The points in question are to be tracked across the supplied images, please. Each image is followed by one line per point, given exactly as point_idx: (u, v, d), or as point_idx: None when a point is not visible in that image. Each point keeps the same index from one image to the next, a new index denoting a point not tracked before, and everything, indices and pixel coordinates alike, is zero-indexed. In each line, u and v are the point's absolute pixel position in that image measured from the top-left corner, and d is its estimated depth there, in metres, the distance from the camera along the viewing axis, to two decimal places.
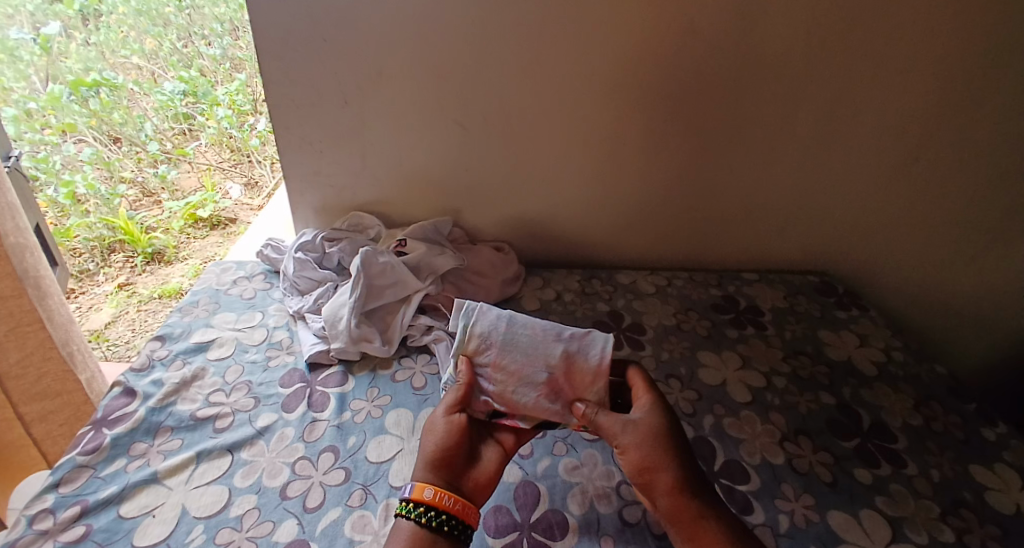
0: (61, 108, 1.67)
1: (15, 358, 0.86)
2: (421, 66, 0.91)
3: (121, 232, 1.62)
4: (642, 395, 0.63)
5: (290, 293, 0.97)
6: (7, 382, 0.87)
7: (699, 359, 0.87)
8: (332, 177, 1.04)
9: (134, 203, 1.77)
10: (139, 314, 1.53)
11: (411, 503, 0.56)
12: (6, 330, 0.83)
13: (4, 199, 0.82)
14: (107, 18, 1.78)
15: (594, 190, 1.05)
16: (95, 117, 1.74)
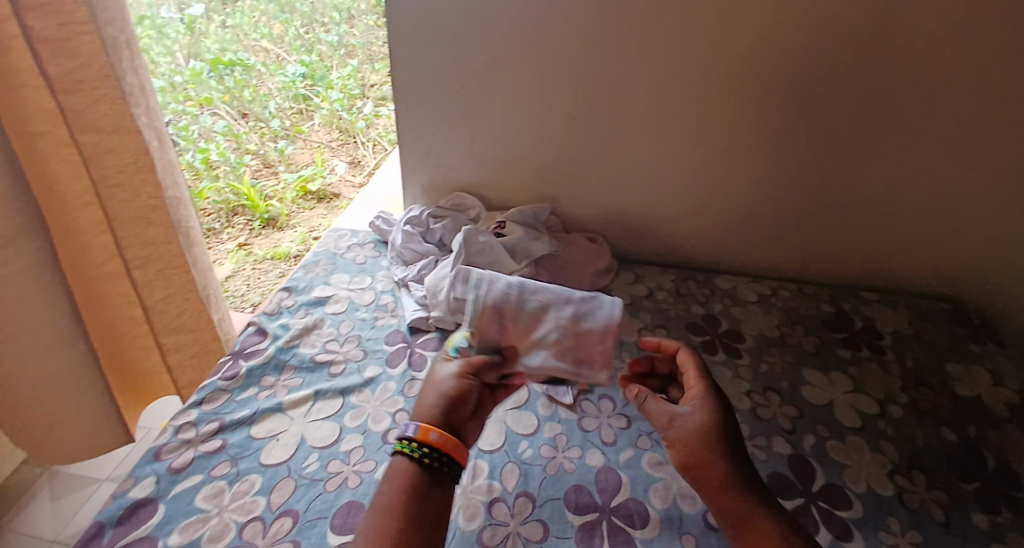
0: (200, 83, 1.91)
1: (161, 296, 0.98)
2: (535, 53, 0.93)
3: (244, 198, 1.80)
4: (693, 386, 0.62)
5: (396, 262, 1.04)
6: (153, 315, 0.99)
7: (803, 376, 0.83)
8: (442, 157, 1.10)
9: (256, 172, 1.94)
10: (254, 271, 1.70)
11: (414, 442, 0.56)
12: (155, 272, 0.96)
13: (166, 157, 0.94)
14: (241, 5, 2.06)
15: (698, 187, 1.02)
16: (229, 93, 1.96)
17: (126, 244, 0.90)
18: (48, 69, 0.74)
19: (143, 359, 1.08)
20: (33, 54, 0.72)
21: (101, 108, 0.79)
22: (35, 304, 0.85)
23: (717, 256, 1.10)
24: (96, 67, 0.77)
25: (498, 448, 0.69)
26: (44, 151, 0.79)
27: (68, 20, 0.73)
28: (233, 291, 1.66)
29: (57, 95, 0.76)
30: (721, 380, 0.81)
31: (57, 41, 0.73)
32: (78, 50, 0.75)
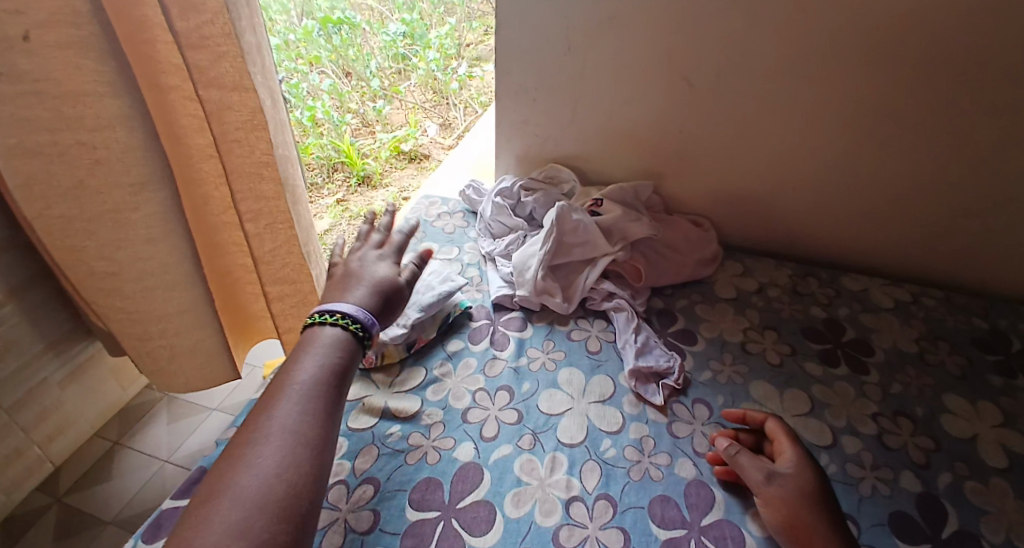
0: (311, 42, 1.92)
1: (269, 247, 1.04)
2: (659, 8, 0.83)
3: (344, 155, 1.85)
4: (787, 447, 0.60)
5: (483, 235, 1.02)
6: (261, 265, 1.05)
7: (942, 402, 0.70)
8: (541, 126, 1.04)
9: (355, 131, 2.01)
10: (349, 226, 1.77)
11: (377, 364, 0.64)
12: (265, 225, 1.00)
13: (278, 116, 0.97)
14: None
15: (831, 169, 0.89)
16: (335, 52, 1.97)
17: (240, 197, 0.95)
18: (177, 25, 0.76)
19: (252, 303, 1.16)
20: (164, 10, 0.75)
21: (222, 64, 0.82)
22: (162, 247, 0.92)
23: (845, 247, 0.97)
24: (219, 24, 0.79)
25: (579, 443, 0.65)
26: (174, 105, 0.85)
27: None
28: (330, 243, 1.72)
29: (185, 50, 0.78)
30: (841, 396, 0.71)
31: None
32: (204, 7, 0.77)
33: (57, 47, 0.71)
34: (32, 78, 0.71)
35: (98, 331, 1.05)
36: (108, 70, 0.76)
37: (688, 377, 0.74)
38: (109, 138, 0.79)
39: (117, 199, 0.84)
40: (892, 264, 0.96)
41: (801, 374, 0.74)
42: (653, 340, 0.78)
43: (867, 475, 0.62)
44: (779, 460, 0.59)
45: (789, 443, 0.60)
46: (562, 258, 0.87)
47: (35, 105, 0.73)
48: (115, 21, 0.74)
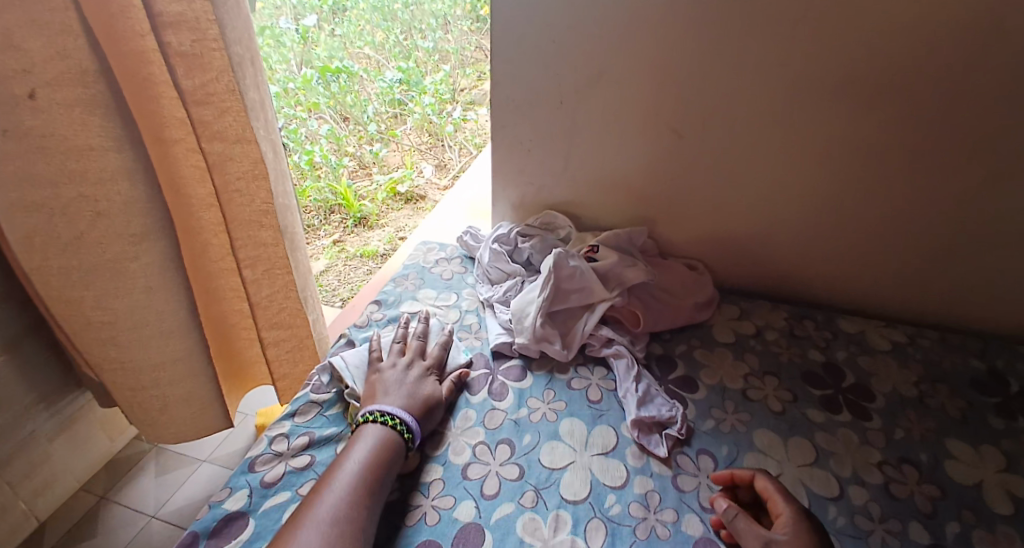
0: (310, 89, 2.00)
1: (266, 292, 1.03)
2: (650, 61, 0.87)
3: (341, 197, 1.88)
4: (780, 509, 0.58)
5: (482, 281, 1.02)
6: (258, 310, 1.04)
7: (947, 448, 0.70)
8: (534, 175, 1.07)
9: (352, 173, 2.04)
10: (345, 267, 1.77)
11: (383, 413, 0.67)
12: (263, 271, 1.01)
13: (278, 166, 0.99)
14: (350, 13, 2.14)
15: (820, 211, 0.91)
16: (333, 99, 2.04)
17: (240, 244, 0.95)
18: (182, 83, 0.78)
19: (246, 349, 1.15)
20: (170, 69, 0.77)
21: (226, 119, 0.84)
22: (158, 296, 0.92)
23: (840, 286, 0.97)
24: (224, 82, 0.82)
25: (583, 499, 0.64)
26: (177, 156, 0.85)
27: (201, 36, 0.77)
28: (326, 284, 1.72)
29: (190, 106, 0.80)
30: (845, 444, 0.70)
31: (191, 56, 0.78)
32: (210, 66, 0.80)
33: (64, 105, 0.73)
34: (37, 134, 0.72)
35: (91, 382, 1.03)
36: (113, 127, 0.77)
37: (691, 426, 0.73)
38: (111, 191, 0.80)
39: (117, 249, 0.84)
40: (886, 303, 0.96)
41: (804, 421, 0.73)
42: (654, 389, 0.78)
43: (876, 527, 0.60)
44: (775, 526, 0.57)
45: (789, 506, 0.58)
46: (563, 302, 0.87)
47: (40, 161, 0.74)
48: (121, 80, 0.76)
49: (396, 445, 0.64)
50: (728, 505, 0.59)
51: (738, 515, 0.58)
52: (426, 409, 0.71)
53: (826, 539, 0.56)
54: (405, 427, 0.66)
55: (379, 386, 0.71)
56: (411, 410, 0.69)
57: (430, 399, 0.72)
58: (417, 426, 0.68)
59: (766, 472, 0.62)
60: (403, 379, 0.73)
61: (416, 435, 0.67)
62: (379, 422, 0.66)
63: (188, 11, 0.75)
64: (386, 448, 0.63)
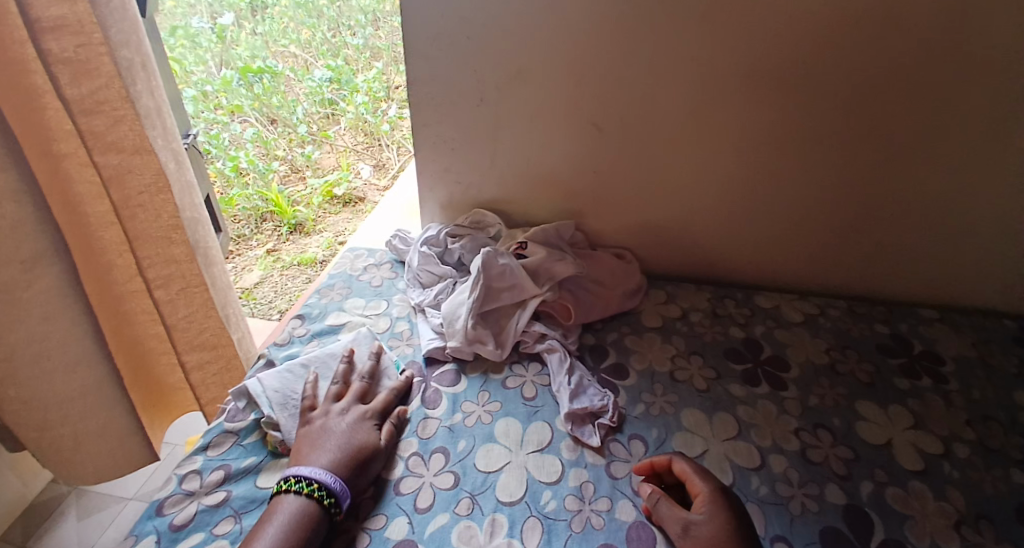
0: (231, 91, 1.88)
1: (184, 313, 0.96)
2: (569, 55, 0.87)
3: (272, 204, 1.78)
4: (697, 489, 0.60)
5: (412, 285, 0.99)
6: (176, 332, 0.97)
7: (857, 411, 0.74)
8: (461, 174, 1.05)
9: (284, 178, 1.93)
10: (281, 278, 1.67)
11: (300, 479, 0.59)
12: (178, 289, 0.94)
13: (183, 177, 0.92)
14: (272, 10, 2.00)
15: (738, 194, 0.94)
16: (257, 100, 1.91)
17: (148, 263, 0.88)
18: (67, 92, 0.71)
19: (168, 375, 1.06)
20: (51, 77, 0.70)
21: (121, 129, 0.77)
22: (59, 327, 0.83)
23: (763, 265, 1.02)
24: (116, 88, 0.75)
25: (518, 500, 0.63)
26: (68, 171, 0.77)
27: (86, 41, 0.70)
28: (260, 297, 1.62)
29: (77, 118, 0.73)
30: (765, 416, 0.73)
31: (76, 63, 0.71)
32: (98, 71, 0.73)
33: None
34: None
35: None
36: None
37: (623, 413, 0.75)
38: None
39: (10, 274, 0.75)
40: (807, 277, 1.01)
41: (727, 398, 0.76)
42: (586, 380, 0.78)
43: (795, 493, 0.63)
44: (694, 507, 0.59)
45: (705, 483, 0.60)
46: (494, 302, 0.87)
47: None
48: (5, 92, 0.68)
49: (312, 516, 0.57)
50: (649, 492, 0.61)
51: (660, 500, 0.60)
52: (358, 464, 0.63)
53: (742, 514, 0.58)
54: (325, 493, 0.58)
55: (309, 443, 0.64)
56: (335, 469, 0.61)
57: (365, 454, 0.65)
58: (343, 487, 0.60)
59: (683, 454, 0.64)
60: (340, 426, 0.66)
61: (340, 498, 0.59)
62: (296, 491, 0.58)
63: (69, 14, 0.68)
64: (299, 523, 0.56)
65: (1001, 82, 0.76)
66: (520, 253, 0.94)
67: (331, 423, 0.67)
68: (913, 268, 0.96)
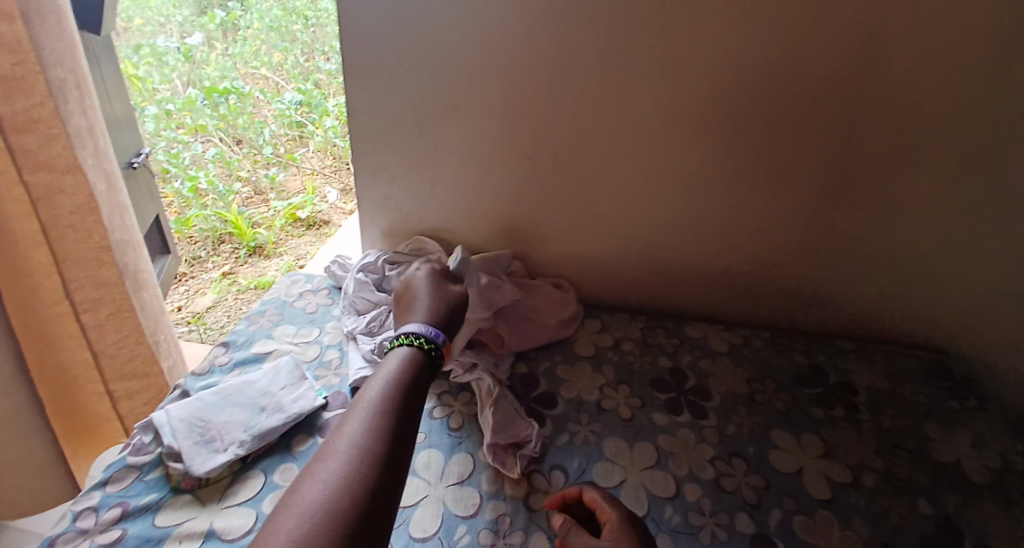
0: (195, 110, 1.83)
1: (112, 339, 0.92)
2: (512, 91, 0.89)
3: (231, 225, 1.73)
4: (606, 516, 0.60)
5: (348, 312, 0.98)
6: (103, 360, 0.92)
7: (771, 439, 0.76)
8: (402, 201, 1.05)
9: (246, 200, 1.87)
10: (236, 301, 1.62)
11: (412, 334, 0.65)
12: (109, 312, 0.90)
13: (115, 198, 0.89)
14: (245, 32, 1.89)
15: (669, 227, 0.97)
16: (223, 121, 1.88)
17: (75, 286, 0.84)
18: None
19: (96, 404, 0.97)
20: None
21: (55, 148, 0.75)
22: None
23: (699, 293, 1.04)
24: (51, 107, 0.74)
25: (432, 535, 0.62)
26: None
27: (23, 59, 0.70)
28: (212, 322, 1.57)
29: (9, 136, 0.71)
30: (684, 445, 0.74)
31: (11, 81, 0.69)
32: (33, 90, 0.72)
33: None
34: None
35: None
36: None
37: (546, 443, 0.75)
38: None
39: None
40: (745, 308, 1.04)
41: (650, 427, 0.77)
42: (513, 409, 0.78)
43: (706, 523, 0.64)
44: (603, 535, 0.58)
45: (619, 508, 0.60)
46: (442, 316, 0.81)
47: None
48: None
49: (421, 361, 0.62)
50: (561, 523, 0.60)
51: (571, 529, 0.60)
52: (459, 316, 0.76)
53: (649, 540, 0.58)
54: (432, 344, 0.64)
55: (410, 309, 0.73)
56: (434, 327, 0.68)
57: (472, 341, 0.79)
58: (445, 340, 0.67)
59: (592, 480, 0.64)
60: (429, 288, 0.77)
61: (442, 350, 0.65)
62: (408, 343, 0.64)
63: (6, 31, 0.68)
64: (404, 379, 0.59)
65: (907, 131, 0.81)
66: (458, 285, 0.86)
67: (422, 289, 0.77)
68: (838, 303, 0.99)
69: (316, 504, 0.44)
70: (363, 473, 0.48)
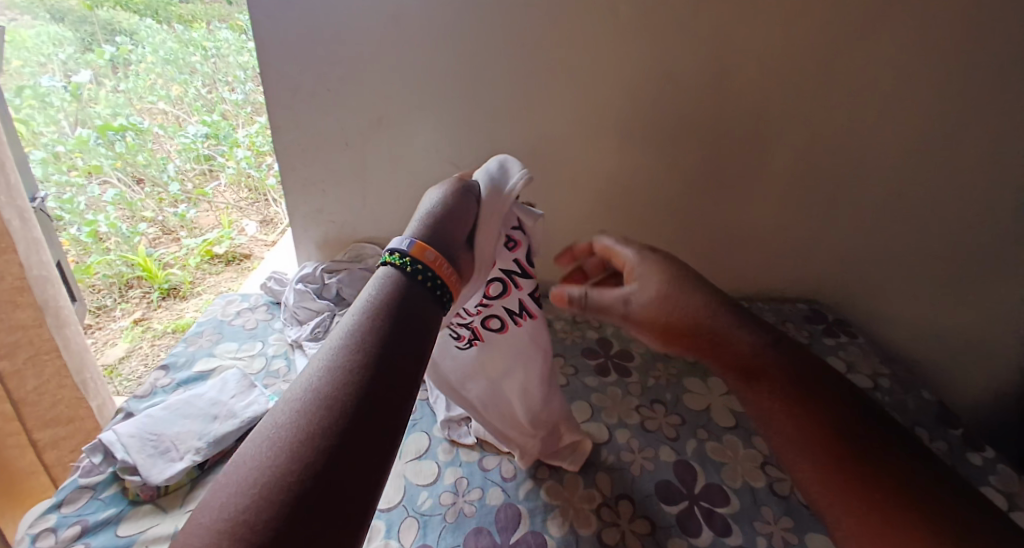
0: (88, 150, 1.43)
1: (33, 385, 0.90)
2: (433, 98, 0.95)
3: (140, 268, 1.43)
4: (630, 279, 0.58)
5: (290, 323, 1.01)
6: (24, 408, 0.90)
7: (685, 385, 0.88)
8: (334, 213, 1.10)
9: (153, 241, 1.54)
10: (152, 348, 1.35)
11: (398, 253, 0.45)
12: (25, 357, 0.88)
13: (31, 234, 0.87)
14: (137, 67, 1.49)
15: (583, 216, 1.04)
16: (121, 159, 1.49)
17: None
18: None
19: (17, 460, 0.92)
20: None
21: None
22: None
23: None
24: None
25: (395, 505, 0.67)
26: None
27: None
28: (128, 373, 1.31)
29: None
30: (613, 399, 0.85)
31: None
32: None
33: None
34: None
35: None
36: None
37: None
38: None
39: None
40: None
41: (583, 389, 0.87)
42: None
43: (636, 458, 0.74)
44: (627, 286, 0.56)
45: (653, 281, 0.55)
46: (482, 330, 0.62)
47: None
48: None
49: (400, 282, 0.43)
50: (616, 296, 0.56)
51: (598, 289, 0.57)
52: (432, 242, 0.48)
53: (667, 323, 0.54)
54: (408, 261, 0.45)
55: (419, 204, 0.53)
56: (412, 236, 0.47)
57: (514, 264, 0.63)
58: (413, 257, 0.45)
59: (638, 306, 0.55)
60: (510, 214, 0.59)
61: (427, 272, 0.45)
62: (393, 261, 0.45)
63: None
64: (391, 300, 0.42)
65: (770, 122, 0.91)
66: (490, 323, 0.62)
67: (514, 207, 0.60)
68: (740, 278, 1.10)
69: (266, 462, 0.32)
70: (335, 421, 0.34)
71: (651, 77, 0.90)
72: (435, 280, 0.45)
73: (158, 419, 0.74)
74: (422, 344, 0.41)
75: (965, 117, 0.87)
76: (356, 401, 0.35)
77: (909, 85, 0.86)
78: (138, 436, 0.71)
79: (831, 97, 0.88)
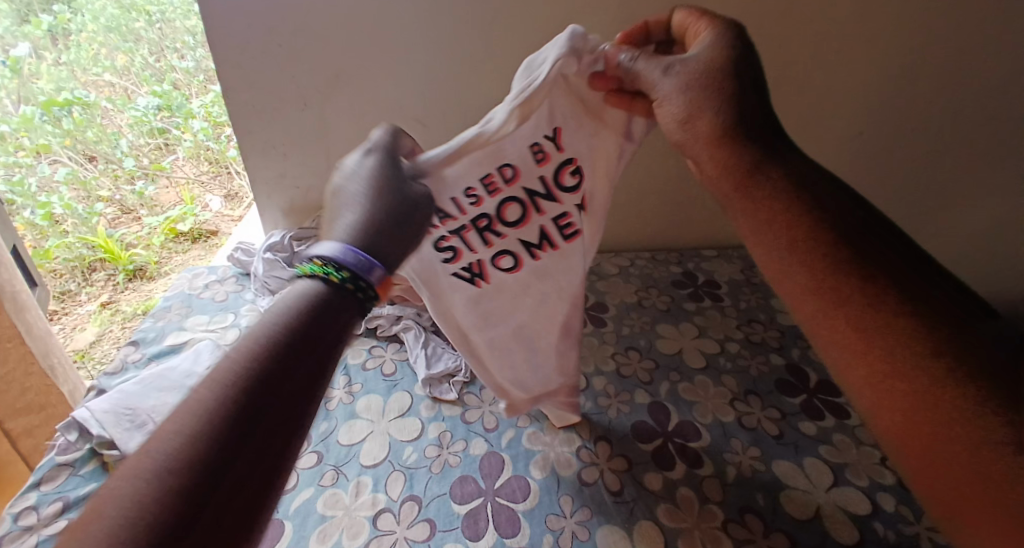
0: (34, 128, 1.35)
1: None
2: (392, 52, 0.92)
3: (102, 250, 1.35)
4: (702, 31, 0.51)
5: (261, 293, 0.99)
6: None
7: (658, 331, 0.91)
8: (299, 178, 1.07)
9: (112, 221, 1.44)
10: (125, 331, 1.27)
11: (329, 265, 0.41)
12: None
13: None
14: (78, 37, 1.43)
15: None
16: (70, 136, 1.39)
17: None
18: None
19: None
20: None
21: None
22: None
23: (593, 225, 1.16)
24: None
25: (382, 461, 0.69)
26: None
27: None
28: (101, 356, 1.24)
29: None
30: (590, 348, 0.87)
31: None
32: None
33: None
34: None
35: None
36: None
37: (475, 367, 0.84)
38: None
39: None
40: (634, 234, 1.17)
41: None
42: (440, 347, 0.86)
43: (612, 402, 0.77)
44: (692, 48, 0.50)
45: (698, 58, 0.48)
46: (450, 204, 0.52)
47: None
48: None
49: (321, 295, 0.40)
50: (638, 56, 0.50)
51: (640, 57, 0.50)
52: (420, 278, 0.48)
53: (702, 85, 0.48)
54: (336, 267, 0.41)
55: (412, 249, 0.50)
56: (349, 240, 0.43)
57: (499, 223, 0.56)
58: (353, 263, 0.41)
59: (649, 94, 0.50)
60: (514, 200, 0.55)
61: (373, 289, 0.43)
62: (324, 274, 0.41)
63: None
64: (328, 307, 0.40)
65: None
66: (507, 173, 0.53)
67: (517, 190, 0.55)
68: (711, 226, 1.11)
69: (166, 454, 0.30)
70: (246, 403, 0.34)
71: (616, 23, 0.89)
72: (366, 289, 0.42)
73: (133, 393, 0.73)
74: (331, 353, 0.40)
75: (923, 56, 0.88)
76: (253, 398, 0.34)
77: (871, 23, 0.86)
78: (112, 409, 0.71)
79: (793, 38, 0.89)
